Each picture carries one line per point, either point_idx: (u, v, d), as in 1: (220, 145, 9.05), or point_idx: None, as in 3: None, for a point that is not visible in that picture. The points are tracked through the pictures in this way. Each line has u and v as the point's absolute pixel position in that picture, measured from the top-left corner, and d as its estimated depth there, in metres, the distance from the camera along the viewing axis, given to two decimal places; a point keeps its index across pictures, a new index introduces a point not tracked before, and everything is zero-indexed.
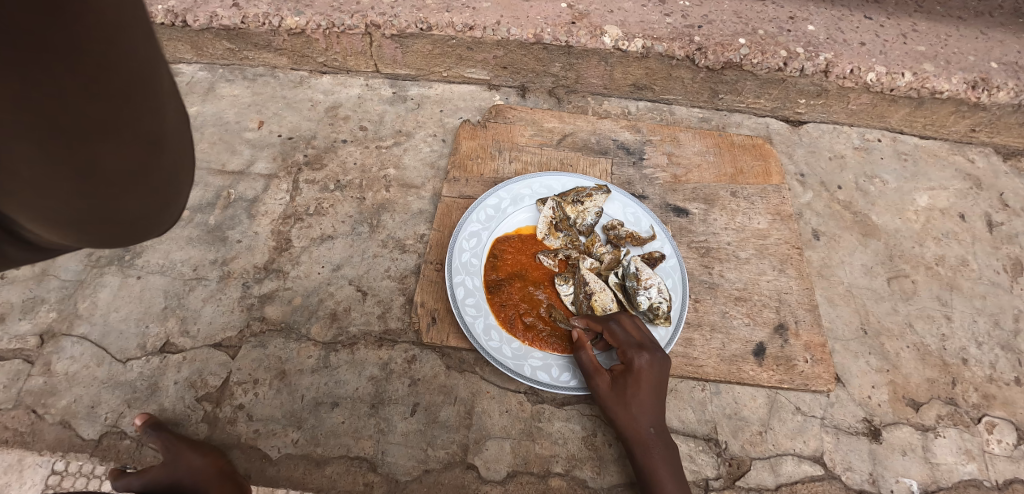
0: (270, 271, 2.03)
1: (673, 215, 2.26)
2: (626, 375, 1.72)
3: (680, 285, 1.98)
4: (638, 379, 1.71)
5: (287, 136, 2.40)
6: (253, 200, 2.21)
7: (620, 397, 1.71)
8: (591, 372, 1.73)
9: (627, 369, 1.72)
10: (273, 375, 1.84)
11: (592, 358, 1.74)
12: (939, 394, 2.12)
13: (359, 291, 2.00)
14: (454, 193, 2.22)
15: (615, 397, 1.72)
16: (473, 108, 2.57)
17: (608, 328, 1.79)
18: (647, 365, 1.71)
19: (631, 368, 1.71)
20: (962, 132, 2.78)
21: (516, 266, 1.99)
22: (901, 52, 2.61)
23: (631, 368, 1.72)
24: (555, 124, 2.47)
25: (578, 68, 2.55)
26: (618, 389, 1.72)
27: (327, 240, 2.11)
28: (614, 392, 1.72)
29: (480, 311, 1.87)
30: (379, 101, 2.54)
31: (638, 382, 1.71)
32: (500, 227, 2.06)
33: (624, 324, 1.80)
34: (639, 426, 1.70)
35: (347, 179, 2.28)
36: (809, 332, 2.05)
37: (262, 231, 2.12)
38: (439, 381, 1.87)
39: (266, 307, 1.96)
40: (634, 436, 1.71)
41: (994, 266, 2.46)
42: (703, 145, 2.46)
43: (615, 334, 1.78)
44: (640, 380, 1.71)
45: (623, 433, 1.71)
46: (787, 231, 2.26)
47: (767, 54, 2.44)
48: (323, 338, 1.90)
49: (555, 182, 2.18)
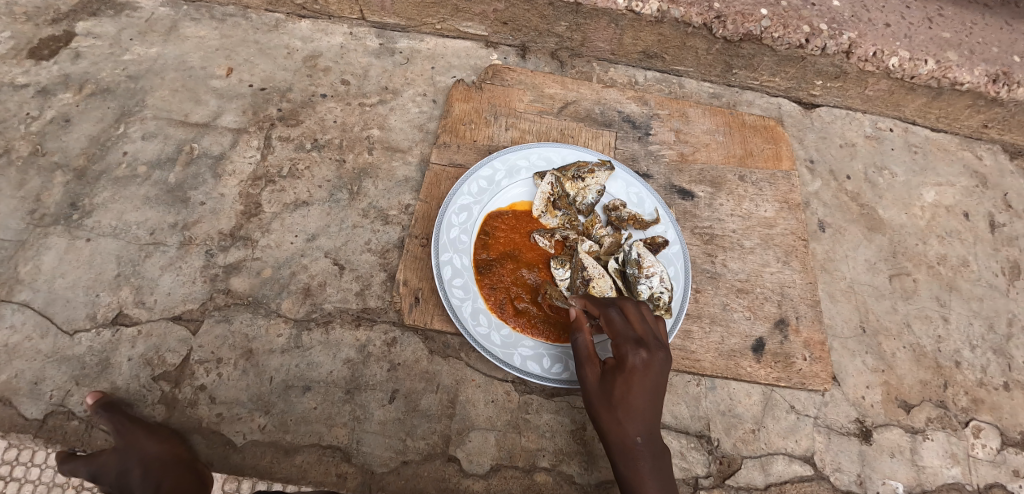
0: (237, 239, 1.84)
1: (677, 197, 2.12)
2: (616, 370, 1.54)
3: (683, 275, 1.86)
4: (629, 377, 1.52)
5: (259, 87, 2.17)
6: (219, 157, 1.99)
7: (606, 394, 1.54)
8: (582, 359, 1.57)
9: (619, 365, 1.54)
10: (239, 353, 1.68)
11: (587, 343, 1.58)
12: (930, 396, 2.08)
13: (335, 264, 1.83)
14: (444, 160, 2.02)
15: (601, 393, 1.55)
16: (468, 67, 2.35)
17: (606, 315, 1.62)
18: (641, 364, 1.53)
19: (622, 364, 1.53)
20: (973, 127, 2.68)
21: (508, 245, 1.82)
22: (925, 38, 2.47)
23: (623, 364, 1.53)
24: (557, 91, 2.27)
25: (585, 29, 2.34)
26: (606, 385, 1.55)
27: (302, 206, 1.92)
28: (602, 387, 1.55)
29: (468, 294, 1.71)
30: (364, 53, 2.31)
31: (628, 383, 1.52)
32: (493, 201, 1.89)
33: (625, 313, 1.62)
34: (624, 430, 1.52)
35: (326, 138, 2.07)
36: (810, 329, 1.97)
37: (229, 193, 1.93)
38: (421, 366, 1.72)
39: (232, 279, 1.78)
40: (617, 439, 1.53)
41: (993, 268, 2.41)
42: (712, 123, 2.31)
43: (612, 324, 1.60)
44: (631, 379, 1.52)
45: (606, 433, 1.54)
46: (793, 221, 2.16)
47: (789, 29, 2.29)
48: (295, 314, 1.74)
49: (555, 155, 2.01)
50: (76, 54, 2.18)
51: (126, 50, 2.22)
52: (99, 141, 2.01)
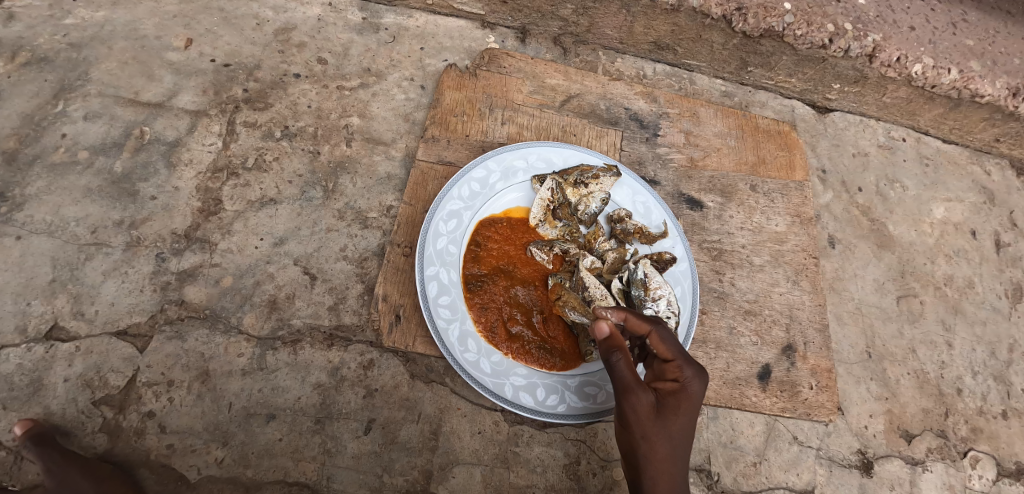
0: (193, 241, 1.63)
1: (686, 208, 1.95)
2: (675, 398, 1.36)
3: (690, 296, 1.69)
4: (687, 406, 1.37)
5: (222, 62, 1.93)
6: (174, 143, 1.76)
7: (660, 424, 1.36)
8: (632, 385, 1.35)
9: (676, 393, 1.37)
10: (194, 376, 1.48)
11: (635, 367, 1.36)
12: (931, 425, 2.01)
13: (306, 273, 1.61)
14: (432, 157, 1.79)
15: (653, 423, 1.36)
16: (461, 50, 2.12)
17: (650, 334, 1.42)
18: (698, 392, 1.37)
19: (680, 392, 1.37)
20: (985, 140, 2.56)
21: (502, 259, 1.62)
22: (949, 45, 2.33)
23: (682, 392, 1.37)
24: (560, 81, 2.05)
25: (593, 14, 2.12)
26: (659, 415, 1.36)
27: (269, 204, 1.69)
28: (654, 416, 1.36)
29: (455, 315, 1.51)
30: (344, 28, 2.07)
31: (685, 412, 1.37)
32: (485, 206, 1.67)
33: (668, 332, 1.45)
34: (670, 465, 1.37)
35: (299, 125, 1.84)
36: (817, 356, 1.85)
37: (185, 187, 1.70)
38: (400, 393, 1.54)
39: (186, 288, 1.57)
40: (659, 474, 1.37)
41: (997, 290, 2.33)
42: (724, 125, 2.14)
43: (660, 344, 1.41)
44: (692, 408, 1.37)
45: (648, 468, 1.37)
46: (805, 237, 2.02)
47: (813, 27, 2.12)
48: (259, 331, 1.54)
49: (556, 156, 1.79)
50: (8, 15, 1.88)
51: (68, 13, 1.93)
52: (33, 119, 1.74)
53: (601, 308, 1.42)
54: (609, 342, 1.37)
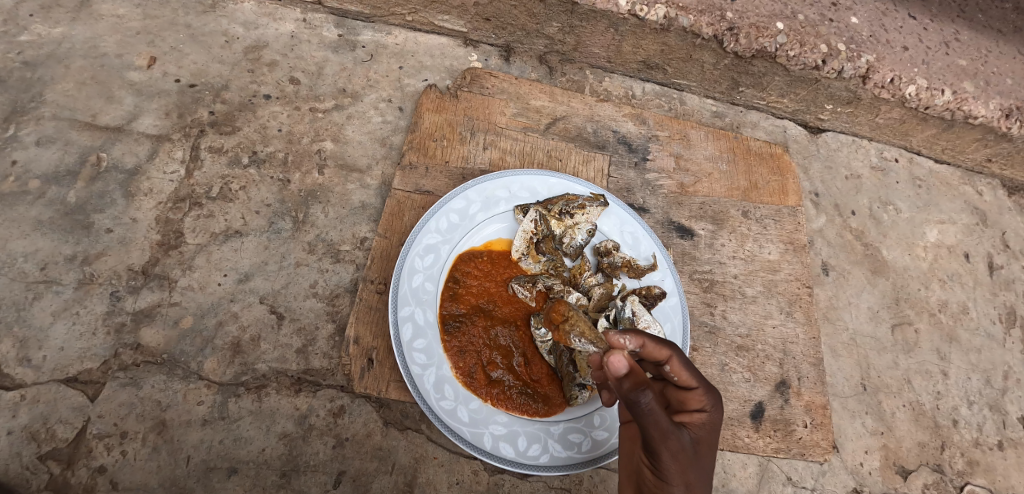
0: (151, 278, 1.53)
1: (676, 236, 1.87)
2: (704, 431, 1.21)
3: (680, 334, 1.60)
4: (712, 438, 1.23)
5: (187, 82, 1.83)
6: (134, 171, 1.66)
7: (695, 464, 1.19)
8: (669, 426, 1.15)
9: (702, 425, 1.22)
10: (149, 427, 1.38)
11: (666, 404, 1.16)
12: (927, 460, 1.95)
13: (273, 313, 1.52)
14: (409, 185, 1.69)
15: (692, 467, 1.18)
16: (441, 69, 2.02)
17: (669, 360, 1.23)
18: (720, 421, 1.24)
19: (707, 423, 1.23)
20: (977, 160, 2.51)
21: (481, 297, 1.53)
22: (943, 65, 2.27)
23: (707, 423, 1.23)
24: (545, 103, 1.96)
25: (580, 32, 2.04)
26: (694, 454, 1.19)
27: (233, 237, 1.59)
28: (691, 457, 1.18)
29: (431, 359, 1.41)
30: (319, 45, 1.97)
31: (711, 443, 1.23)
32: (465, 240, 1.57)
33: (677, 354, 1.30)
34: None
35: (268, 151, 1.73)
36: (812, 392, 1.78)
37: (144, 218, 1.60)
38: (373, 442, 1.45)
39: (143, 330, 1.47)
40: None
41: (991, 315, 2.27)
42: (715, 149, 2.06)
43: (679, 372, 1.25)
44: (716, 439, 1.24)
45: None
46: (798, 265, 1.94)
47: (805, 47, 2.06)
48: (220, 377, 1.44)
49: (540, 184, 1.69)
50: None
51: (23, 29, 1.82)
52: None
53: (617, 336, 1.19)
54: (632, 379, 1.14)
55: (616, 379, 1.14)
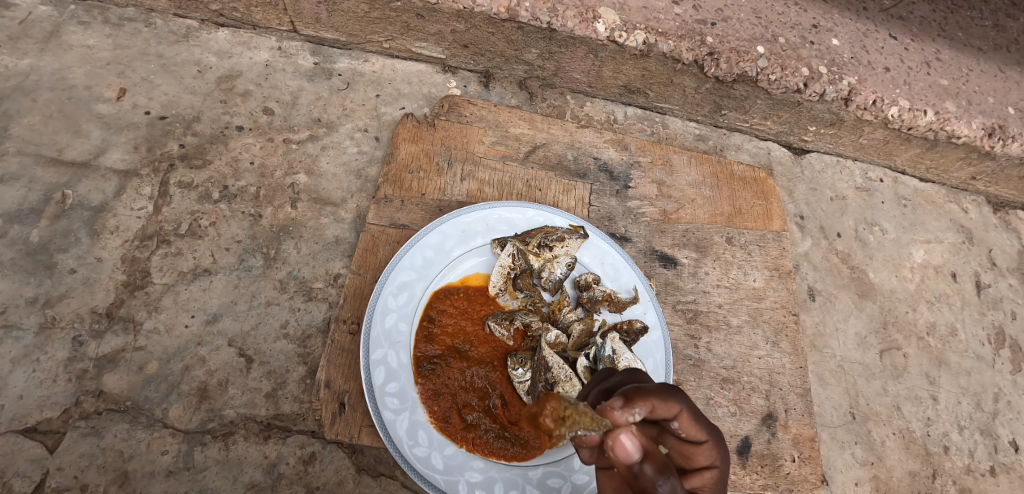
0: (116, 320, 1.49)
1: (658, 266, 1.83)
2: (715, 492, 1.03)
3: (663, 370, 1.54)
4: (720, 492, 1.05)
5: (158, 114, 1.78)
6: (99, 208, 1.62)
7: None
8: None
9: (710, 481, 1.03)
10: (111, 479, 1.34)
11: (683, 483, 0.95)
12: (919, 489, 1.91)
13: (242, 356, 1.48)
14: (383, 220, 1.65)
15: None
16: (419, 96, 2.00)
17: (679, 418, 1.00)
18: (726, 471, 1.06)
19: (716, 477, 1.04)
20: (962, 178, 2.49)
21: (457, 336, 1.50)
22: (924, 85, 2.25)
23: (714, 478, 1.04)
24: (525, 130, 1.93)
25: (559, 58, 2.01)
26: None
27: (202, 276, 1.56)
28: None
29: (404, 403, 1.37)
30: (294, 74, 1.93)
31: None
32: (440, 276, 1.53)
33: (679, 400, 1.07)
34: None
35: (239, 185, 1.69)
36: (799, 424, 1.74)
37: (109, 258, 1.56)
38: (344, 490, 1.40)
39: (106, 376, 1.43)
40: None
41: (980, 336, 2.24)
42: (698, 174, 2.03)
43: (688, 427, 1.02)
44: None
45: None
46: (784, 292, 1.90)
47: (787, 71, 2.04)
48: (186, 425, 1.40)
49: (518, 216, 1.65)
50: None
51: None
52: None
53: (625, 410, 0.94)
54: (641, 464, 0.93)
55: (628, 464, 0.95)
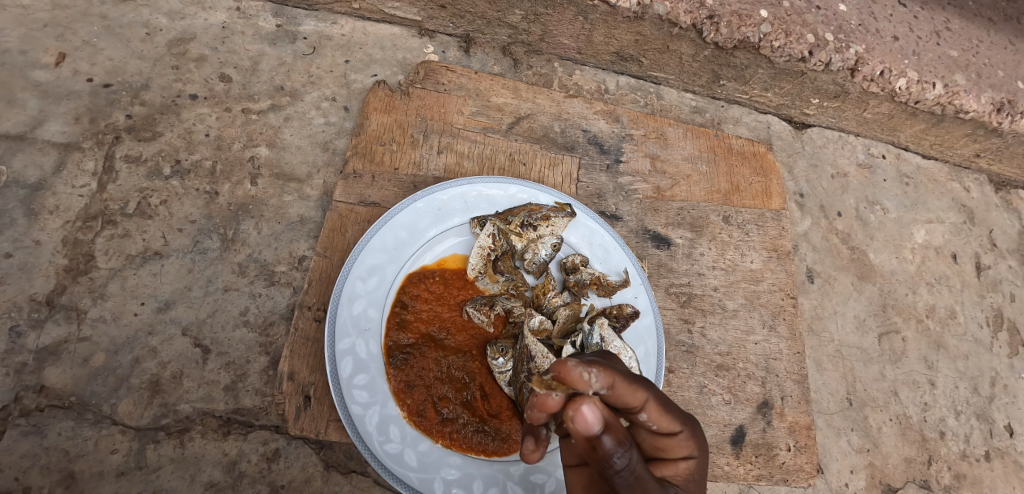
0: (58, 309, 1.37)
1: (651, 246, 1.72)
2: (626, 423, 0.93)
3: (654, 357, 1.43)
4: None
5: (102, 81, 1.63)
6: (37, 186, 1.48)
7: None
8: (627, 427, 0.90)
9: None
10: (56, 480, 1.24)
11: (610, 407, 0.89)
12: (914, 476, 1.83)
13: (197, 346, 1.37)
14: (352, 197, 1.52)
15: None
16: (393, 62, 1.84)
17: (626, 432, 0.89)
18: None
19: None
20: (965, 155, 2.36)
21: (433, 323, 1.38)
22: (934, 56, 2.09)
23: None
24: (508, 100, 1.79)
25: (546, 21, 1.87)
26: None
27: (152, 259, 1.44)
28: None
29: (374, 396, 1.25)
30: (254, 37, 1.78)
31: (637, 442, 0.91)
32: (414, 258, 1.40)
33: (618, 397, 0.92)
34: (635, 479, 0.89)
35: (193, 159, 1.56)
36: (795, 411, 1.62)
37: (48, 241, 1.43)
38: (312, 488, 1.30)
39: (47, 370, 1.32)
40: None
41: (979, 319, 2.14)
42: (694, 147, 1.90)
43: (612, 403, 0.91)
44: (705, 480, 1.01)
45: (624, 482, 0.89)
46: (782, 274, 1.79)
47: (791, 37, 1.90)
48: (137, 421, 1.29)
49: (499, 192, 1.51)
50: None
51: None
52: None
53: (585, 373, 0.89)
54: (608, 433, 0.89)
55: (588, 436, 0.87)
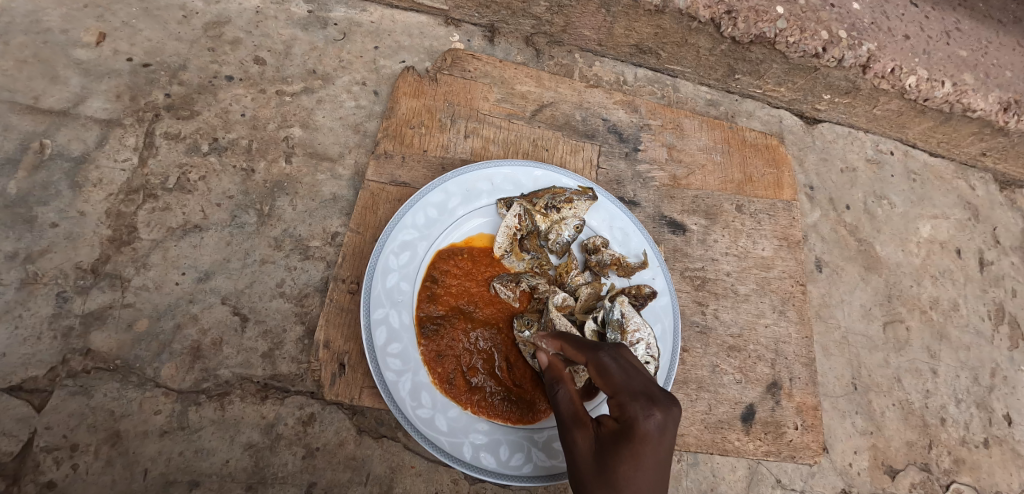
0: (102, 277, 1.43)
1: (667, 232, 1.78)
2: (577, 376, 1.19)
3: (671, 335, 1.50)
4: (665, 451, 1.02)
5: (141, 61, 1.69)
6: (81, 159, 1.54)
7: (600, 481, 1.04)
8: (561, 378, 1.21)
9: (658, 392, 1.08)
10: (103, 438, 1.30)
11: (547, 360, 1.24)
12: (915, 459, 1.90)
13: (236, 314, 1.43)
14: (383, 177, 1.58)
15: (589, 477, 1.06)
16: (420, 49, 1.90)
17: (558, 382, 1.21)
18: (666, 428, 1.02)
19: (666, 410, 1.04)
20: (971, 154, 2.42)
21: (462, 297, 1.43)
22: (943, 55, 2.15)
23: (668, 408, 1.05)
24: (531, 88, 1.84)
25: (569, 13, 1.92)
26: (600, 466, 1.05)
27: (192, 232, 1.50)
28: (660, 463, 1.02)
29: (407, 364, 1.31)
30: (287, 22, 1.83)
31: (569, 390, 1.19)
32: (443, 236, 1.46)
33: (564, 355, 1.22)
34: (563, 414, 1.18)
35: (230, 137, 1.62)
36: (803, 392, 1.69)
37: (92, 212, 1.49)
38: (345, 452, 1.37)
39: (93, 334, 1.38)
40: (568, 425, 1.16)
41: (981, 312, 2.20)
42: (710, 139, 1.96)
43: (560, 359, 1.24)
44: (648, 451, 1.01)
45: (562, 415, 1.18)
46: (792, 262, 1.85)
47: (806, 34, 1.96)
48: (179, 384, 1.36)
49: (524, 175, 1.57)
50: None
51: None
52: None
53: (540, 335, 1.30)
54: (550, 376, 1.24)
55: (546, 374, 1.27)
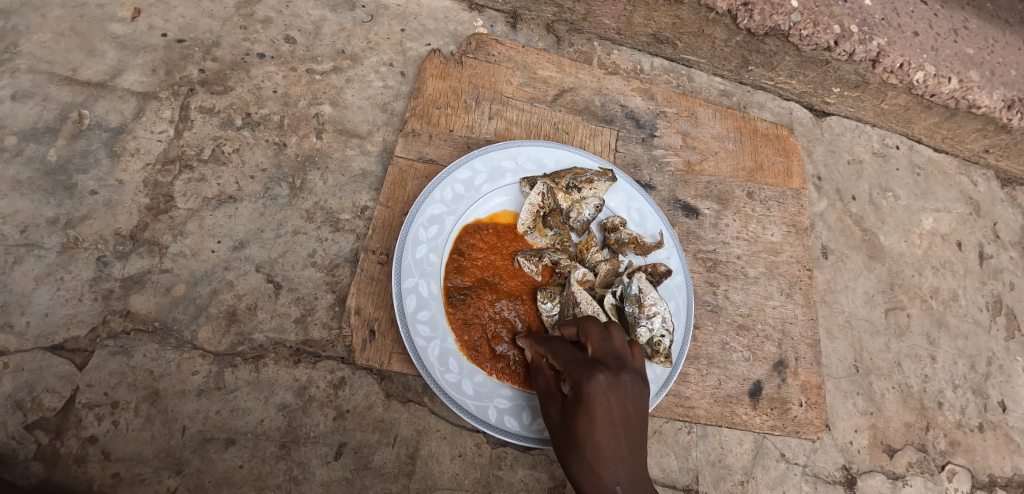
0: (141, 243, 1.49)
1: (682, 215, 1.84)
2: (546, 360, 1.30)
3: (684, 311, 1.57)
4: (615, 410, 1.11)
5: (175, 37, 1.73)
6: (118, 130, 1.58)
7: (568, 444, 1.14)
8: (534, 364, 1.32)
9: (608, 359, 1.19)
10: (143, 396, 1.36)
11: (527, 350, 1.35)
12: (912, 440, 1.97)
13: (270, 282, 1.49)
14: (411, 153, 1.65)
15: (561, 443, 1.17)
16: (445, 33, 1.95)
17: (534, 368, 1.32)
18: (610, 388, 1.13)
19: (611, 373, 1.15)
20: (974, 150, 2.49)
21: (487, 270, 1.49)
22: (950, 52, 2.22)
23: (615, 372, 1.16)
24: (553, 74, 1.90)
25: (590, 1, 1.98)
26: (566, 431, 1.15)
27: (227, 203, 1.55)
28: (615, 421, 1.11)
29: (435, 331, 1.38)
30: (316, 3, 1.88)
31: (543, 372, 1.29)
32: (470, 211, 1.52)
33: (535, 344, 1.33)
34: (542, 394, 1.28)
35: (262, 113, 1.67)
36: (807, 371, 1.76)
37: (131, 181, 1.54)
38: (374, 414, 1.44)
39: (133, 297, 1.43)
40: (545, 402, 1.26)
41: (979, 303, 2.28)
42: (723, 127, 2.02)
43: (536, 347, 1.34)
44: (597, 413, 1.11)
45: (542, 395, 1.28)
46: (800, 248, 1.92)
47: (819, 27, 2.03)
48: (215, 347, 1.42)
49: (547, 156, 1.64)
50: None
51: None
52: None
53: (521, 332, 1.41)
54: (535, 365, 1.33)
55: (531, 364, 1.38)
